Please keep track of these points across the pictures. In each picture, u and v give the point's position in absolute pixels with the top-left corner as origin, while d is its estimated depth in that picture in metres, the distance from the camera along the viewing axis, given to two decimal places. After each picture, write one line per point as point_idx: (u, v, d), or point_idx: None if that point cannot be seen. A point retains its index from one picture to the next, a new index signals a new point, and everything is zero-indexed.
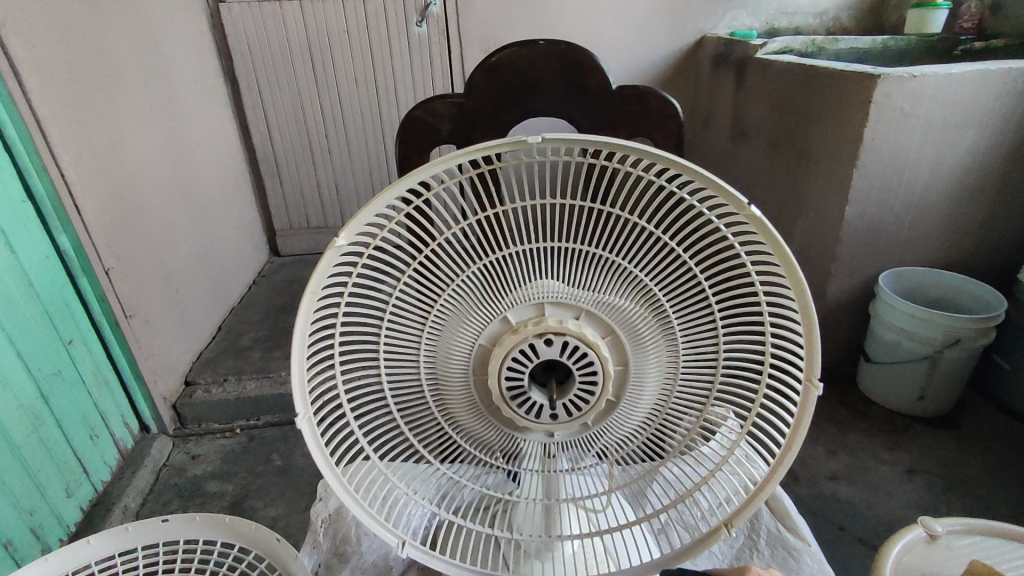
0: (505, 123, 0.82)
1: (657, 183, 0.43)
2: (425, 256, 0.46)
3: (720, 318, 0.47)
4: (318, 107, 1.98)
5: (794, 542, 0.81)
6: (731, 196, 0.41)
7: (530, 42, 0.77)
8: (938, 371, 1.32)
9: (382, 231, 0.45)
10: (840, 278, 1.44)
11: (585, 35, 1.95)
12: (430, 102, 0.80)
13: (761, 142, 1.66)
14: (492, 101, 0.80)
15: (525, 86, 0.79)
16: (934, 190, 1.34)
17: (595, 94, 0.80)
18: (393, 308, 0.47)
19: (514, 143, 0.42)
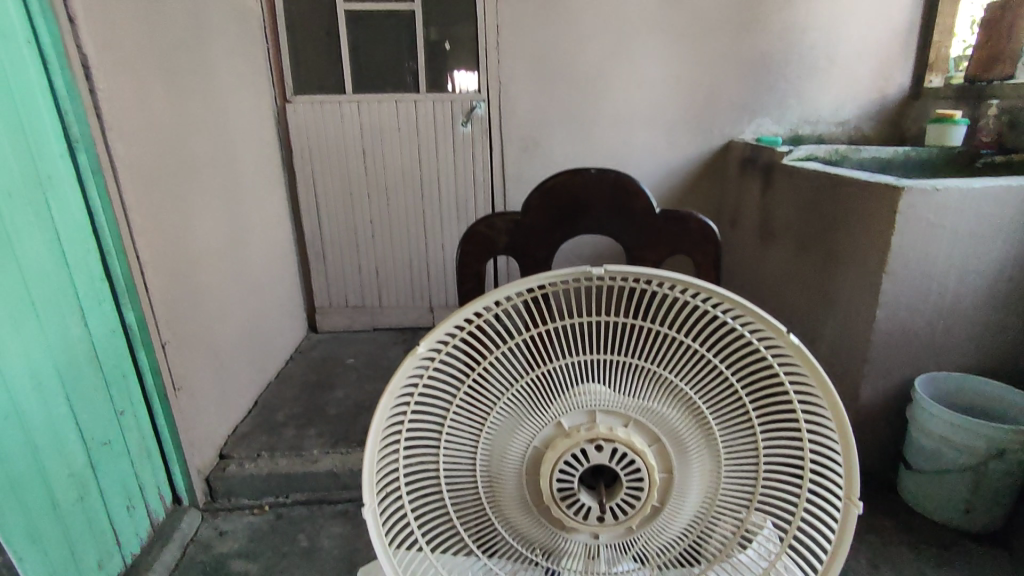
0: (556, 238, 0.88)
1: (700, 307, 0.48)
2: (489, 363, 0.51)
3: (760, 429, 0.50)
4: (365, 196, 2.12)
5: None
6: (772, 325, 0.45)
7: (583, 170, 0.86)
8: (983, 482, 1.28)
9: (453, 340, 0.50)
10: (874, 381, 1.43)
11: (618, 138, 2.09)
12: (490, 217, 0.87)
13: (789, 242, 1.72)
14: (546, 219, 0.87)
15: (576, 207, 0.88)
16: (965, 297, 1.36)
17: (639, 216, 0.87)
18: (458, 406, 0.52)
19: (576, 272, 0.48)
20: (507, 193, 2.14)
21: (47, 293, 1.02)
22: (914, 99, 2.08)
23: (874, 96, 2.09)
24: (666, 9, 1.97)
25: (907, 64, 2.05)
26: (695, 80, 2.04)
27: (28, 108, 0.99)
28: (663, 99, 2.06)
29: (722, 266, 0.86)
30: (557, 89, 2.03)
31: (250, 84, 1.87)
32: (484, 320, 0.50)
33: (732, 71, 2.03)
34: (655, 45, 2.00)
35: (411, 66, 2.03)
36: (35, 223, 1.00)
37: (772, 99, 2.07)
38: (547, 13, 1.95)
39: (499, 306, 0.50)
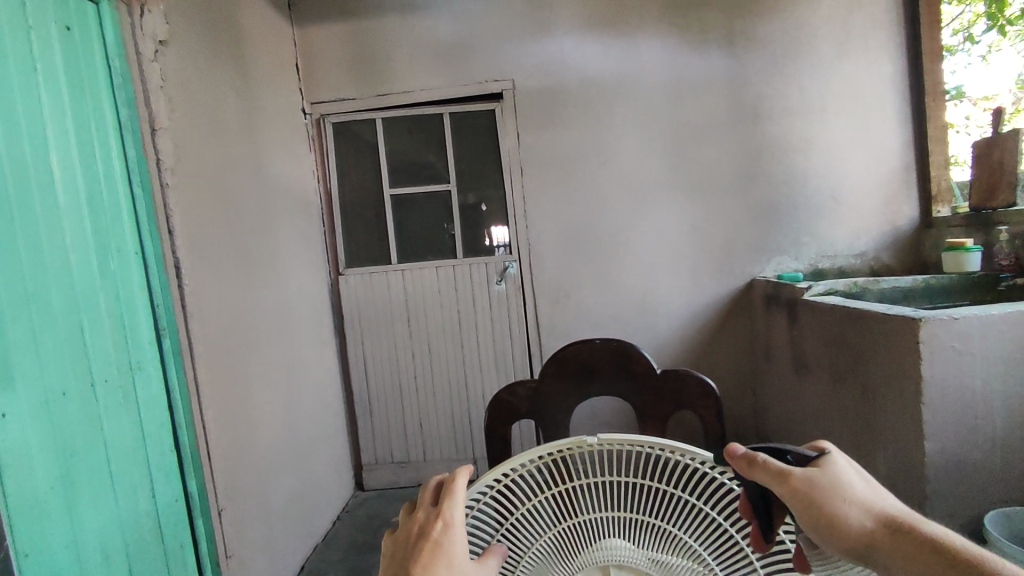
0: (569, 401, 0.95)
1: (690, 465, 0.56)
2: (513, 521, 0.58)
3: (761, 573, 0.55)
4: (408, 352, 2.26)
5: None
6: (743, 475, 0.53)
7: (589, 341, 0.97)
8: None
9: (477, 505, 0.56)
10: (940, 521, 1.33)
11: (643, 285, 2.22)
12: (511, 385, 0.94)
13: (824, 376, 1.72)
14: (561, 384, 0.95)
15: (586, 373, 0.97)
16: (1015, 423, 1.30)
17: (643, 377, 0.95)
18: None
19: (575, 441, 0.56)
20: (542, 342, 2.24)
21: (125, 466, 1.11)
22: (927, 229, 2.16)
23: (888, 230, 2.18)
24: (673, 170, 2.19)
25: (912, 197, 2.16)
26: (709, 228, 2.20)
27: (129, 305, 1.18)
28: (681, 247, 2.21)
29: (725, 417, 0.88)
30: (580, 244, 2.21)
31: (309, 262, 2.12)
32: (505, 485, 0.56)
33: (742, 217, 2.19)
34: (667, 200, 2.20)
35: (449, 235, 2.27)
36: (122, 404, 1.13)
37: (786, 238, 2.19)
38: (566, 182, 2.20)
39: (516, 473, 0.56)
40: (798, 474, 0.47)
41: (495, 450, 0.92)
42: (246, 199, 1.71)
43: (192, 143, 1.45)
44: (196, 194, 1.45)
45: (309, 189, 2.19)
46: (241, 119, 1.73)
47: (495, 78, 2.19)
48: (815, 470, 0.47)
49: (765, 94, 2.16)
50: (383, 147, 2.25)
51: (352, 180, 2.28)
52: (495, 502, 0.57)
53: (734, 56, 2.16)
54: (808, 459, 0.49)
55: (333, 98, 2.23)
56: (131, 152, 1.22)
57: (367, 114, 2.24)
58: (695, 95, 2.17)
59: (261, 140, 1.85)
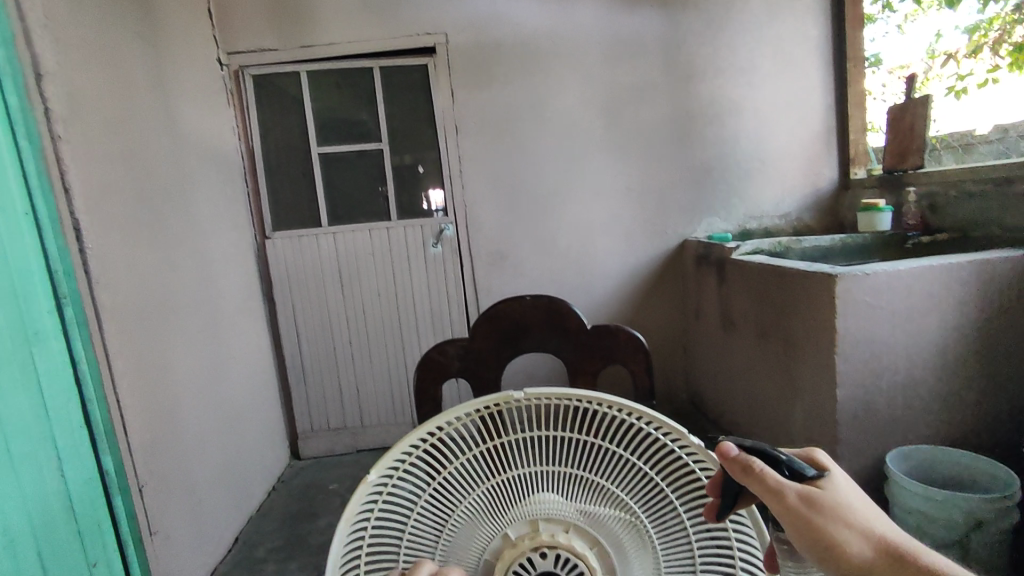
0: (500, 358, 0.95)
1: (624, 418, 0.54)
2: (444, 477, 0.55)
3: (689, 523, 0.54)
4: (343, 317, 2.19)
5: None
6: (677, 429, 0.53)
7: (520, 298, 0.96)
8: (970, 558, 1.25)
9: (407, 462, 0.54)
10: (848, 462, 1.43)
11: (579, 246, 2.23)
12: (442, 344, 0.92)
13: (749, 331, 1.80)
14: (492, 341, 0.94)
15: (517, 330, 0.96)
16: (916, 369, 1.41)
17: (574, 333, 0.95)
18: (416, 520, 0.54)
19: (509, 396, 0.54)
20: (480, 304, 2.23)
21: (26, 445, 1.03)
22: (845, 190, 2.27)
23: (810, 191, 2.27)
24: (609, 131, 2.19)
25: (832, 160, 2.26)
26: (644, 190, 2.23)
27: (22, 271, 1.06)
28: (616, 208, 2.23)
29: (652, 370, 0.91)
30: (517, 206, 2.19)
31: (232, 225, 2.00)
32: (436, 441, 0.54)
33: (675, 179, 2.23)
34: (603, 161, 2.20)
35: (383, 196, 2.19)
36: (19, 379, 1.03)
37: (716, 200, 2.25)
38: (502, 142, 2.16)
39: (447, 428, 0.55)
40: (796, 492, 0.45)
41: (426, 411, 0.90)
42: (157, 156, 1.58)
43: (89, 94, 1.31)
44: (97, 150, 1.32)
45: (229, 148, 2.04)
46: (147, 67, 1.57)
47: (427, 31, 2.10)
48: (812, 489, 0.46)
49: (699, 56, 2.18)
50: (309, 103, 2.12)
51: (276, 138, 2.15)
52: (426, 458, 0.54)
53: (669, 16, 2.16)
54: (805, 476, 0.47)
55: (253, 48, 2.07)
56: (13, 99, 1.08)
57: (291, 66, 2.10)
58: (631, 55, 2.16)
59: (172, 91, 1.70)
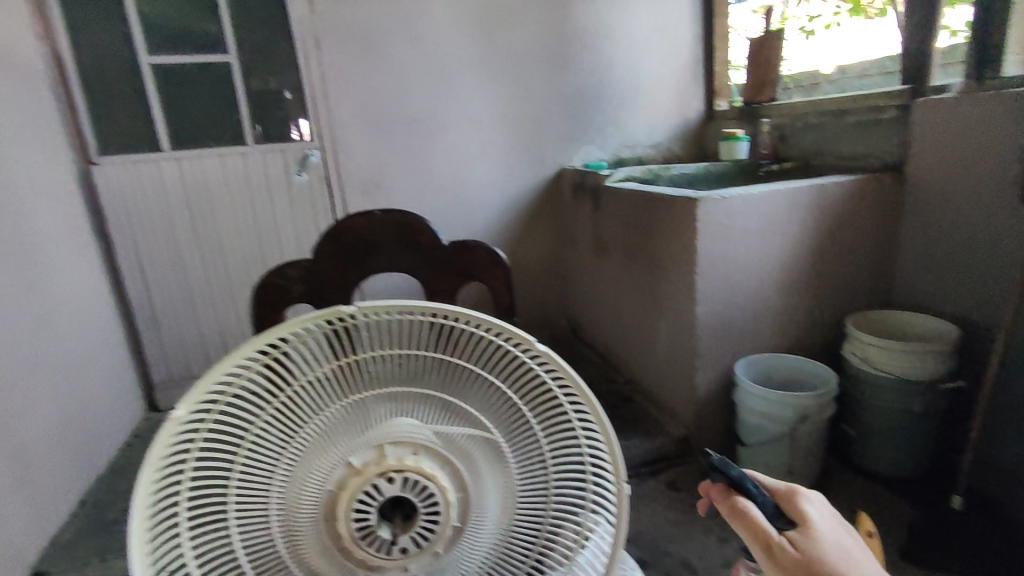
0: (350, 281, 0.89)
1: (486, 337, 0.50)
2: (287, 398, 0.48)
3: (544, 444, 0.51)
4: (194, 254, 1.97)
5: None
6: (521, 336, 0.48)
7: (368, 213, 0.89)
8: (799, 447, 1.43)
9: (239, 380, 0.45)
10: (705, 372, 1.56)
11: (456, 174, 2.16)
12: (281, 267, 0.85)
13: (620, 255, 1.86)
14: (338, 262, 0.88)
15: (367, 249, 0.90)
16: (762, 285, 1.54)
17: (429, 250, 0.91)
18: (250, 446, 0.46)
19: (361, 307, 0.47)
20: None
21: None
22: (709, 121, 2.38)
23: (678, 121, 2.35)
24: (486, 52, 2.09)
25: (699, 91, 2.35)
26: (520, 118, 2.18)
27: None
28: (494, 135, 2.16)
29: (512, 282, 0.89)
30: (390, 130, 2.06)
31: (45, 146, 1.67)
32: (276, 356, 0.46)
33: (552, 105, 2.20)
34: (480, 85, 2.11)
35: (236, 116, 1.93)
36: None
37: (592, 128, 2.26)
38: (371, 59, 1.99)
39: (290, 342, 0.47)
40: (777, 537, 0.51)
41: None
42: None
43: None
44: None
45: (29, 49, 1.66)
46: None
47: None
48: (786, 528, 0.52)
49: None
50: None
51: (93, 41, 1.77)
52: (263, 377, 0.46)
53: None
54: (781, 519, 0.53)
55: None
56: None
57: None
58: None
59: None
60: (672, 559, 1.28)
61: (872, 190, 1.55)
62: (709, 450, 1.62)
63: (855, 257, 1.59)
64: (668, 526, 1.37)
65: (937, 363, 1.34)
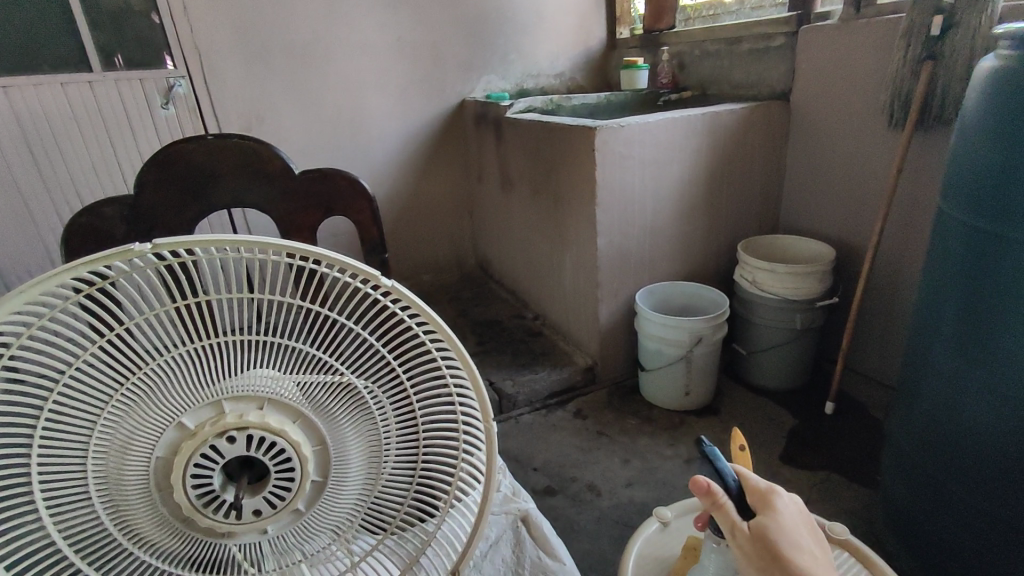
0: (186, 221, 0.77)
1: (348, 280, 0.44)
2: (102, 348, 0.40)
3: (412, 393, 0.47)
4: (42, 216, 1.51)
5: (550, 565, 0.76)
6: (364, 271, 0.43)
7: (197, 136, 0.74)
8: (694, 368, 1.50)
9: (38, 322, 0.38)
10: (607, 303, 1.59)
11: (350, 107, 1.93)
12: (94, 205, 0.73)
13: (525, 190, 1.81)
14: (167, 197, 0.75)
15: (202, 180, 0.76)
16: (659, 215, 1.56)
17: (280, 181, 0.79)
18: (55, 403, 0.39)
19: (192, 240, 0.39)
20: None
21: None
22: (612, 50, 2.33)
23: (581, 49, 2.28)
24: None
25: (601, 19, 2.28)
26: (417, 44, 1.98)
27: None
28: (389, 63, 1.95)
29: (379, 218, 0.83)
30: (270, 57, 1.77)
31: None
32: (88, 296, 0.39)
33: (451, 30, 2.02)
34: (367, 4, 1.87)
35: None
36: None
37: (494, 56, 2.13)
38: None
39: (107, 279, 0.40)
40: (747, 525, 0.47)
41: None
42: None
43: None
44: None
45: None
46: None
47: None
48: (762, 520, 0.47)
49: None
50: None
51: None
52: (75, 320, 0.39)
53: None
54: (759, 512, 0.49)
55: None
56: None
57: None
58: None
59: None
60: (579, 484, 1.33)
61: (762, 118, 1.58)
62: (612, 376, 1.68)
63: (745, 184, 1.64)
64: (576, 453, 1.42)
65: (815, 282, 1.42)
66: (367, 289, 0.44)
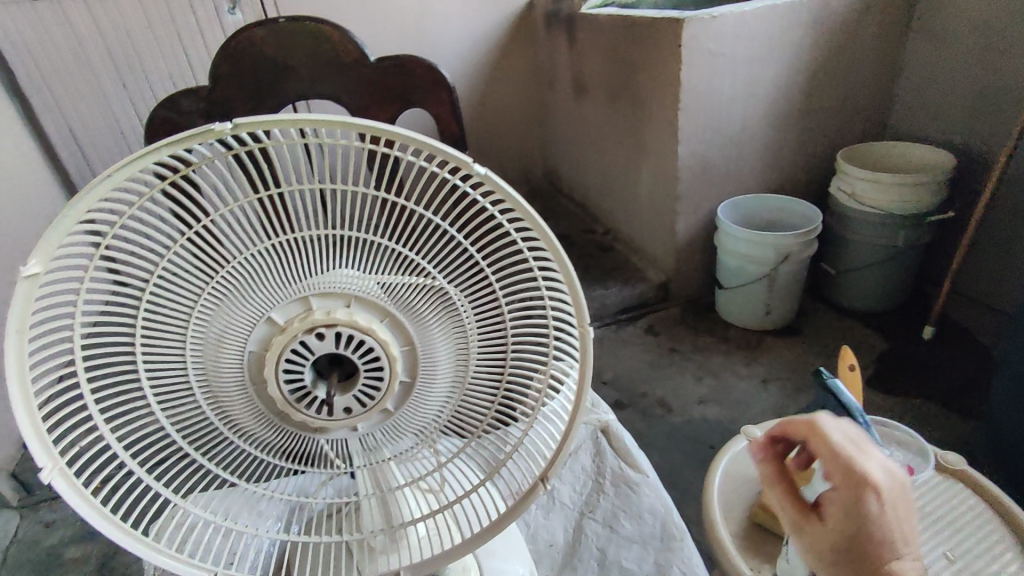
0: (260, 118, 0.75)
1: (433, 171, 0.41)
2: (192, 238, 0.39)
3: (502, 296, 0.44)
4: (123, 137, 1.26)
5: (632, 476, 0.75)
6: (455, 158, 0.39)
7: (269, 22, 0.70)
8: (777, 287, 1.41)
9: (130, 209, 0.37)
10: (686, 216, 1.49)
11: (417, 7, 1.81)
12: (172, 97, 0.73)
13: (601, 95, 1.68)
14: (242, 91, 0.73)
15: (276, 72, 0.73)
16: (750, 120, 1.41)
17: (355, 69, 0.74)
18: (153, 294, 0.39)
19: (271, 121, 0.36)
20: None
21: None
22: None
23: None
24: None
25: None
26: None
27: None
28: None
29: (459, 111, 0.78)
30: None
31: None
32: (175, 183, 0.38)
33: None
34: None
35: None
36: None
37: None
38: None
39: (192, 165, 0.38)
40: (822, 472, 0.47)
41: None
42: None
43: None
44: None
45: None
46: None
47: None
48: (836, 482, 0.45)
49: None
50: None
51: None
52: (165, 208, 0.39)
53: None
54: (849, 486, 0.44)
55: None
56: None
57: None
58: None
59: None
60: (651, 400, 1.32)
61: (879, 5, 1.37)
62: (687, 293, 1.62)
63: (852, 82, 1.45)
64: (647, 369, 1.40)
65: (927, 194, 1.28)
66: (456, 181, 0.40)
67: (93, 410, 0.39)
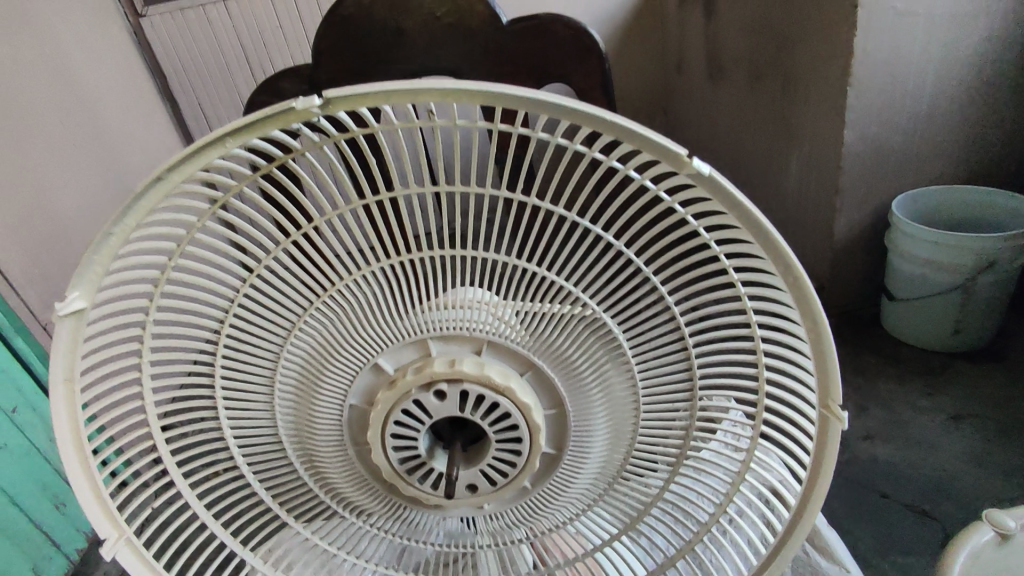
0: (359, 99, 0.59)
1: (603, 163, 0.27)
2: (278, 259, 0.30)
3: (692, 344, 0.31)
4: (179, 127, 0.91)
5: (826, 568, 0.61)
6: (663, 149, 0.26)
7: None
8: (972, 301, 1.10)
9: (205, 219, 0.29)
10: (848, 213, 1.21)
11: None
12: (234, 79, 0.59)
13: (740, 73, 1.38)
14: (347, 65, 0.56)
15: (388, 38, 0.54)
16: (945, 93, 1.11)
17: (484, 35, 0.54)
18: (234, 328, 0.30)
19: (378, 94, 0.26)
20: None
21: None
22: None
23: None
24: None
25: None
26: None
27: None
28: None
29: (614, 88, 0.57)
30: None
31: None
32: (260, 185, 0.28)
33: None
34: None
35: None
36: None
37: None
38: None
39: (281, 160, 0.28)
40: None
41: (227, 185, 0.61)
42: None
43: None
44: None
45: None
46: None
47: None
48: None
49: None
50: None
51: None
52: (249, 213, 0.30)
53: None
54: None
55: None
56: None
57: None
58: None
59: None
60: None
61: None
62: (841, 304, 1.32)
63: None
64: None
65: None
66: (634, 173, 0.27)
67: (169, 464, 0.33)
